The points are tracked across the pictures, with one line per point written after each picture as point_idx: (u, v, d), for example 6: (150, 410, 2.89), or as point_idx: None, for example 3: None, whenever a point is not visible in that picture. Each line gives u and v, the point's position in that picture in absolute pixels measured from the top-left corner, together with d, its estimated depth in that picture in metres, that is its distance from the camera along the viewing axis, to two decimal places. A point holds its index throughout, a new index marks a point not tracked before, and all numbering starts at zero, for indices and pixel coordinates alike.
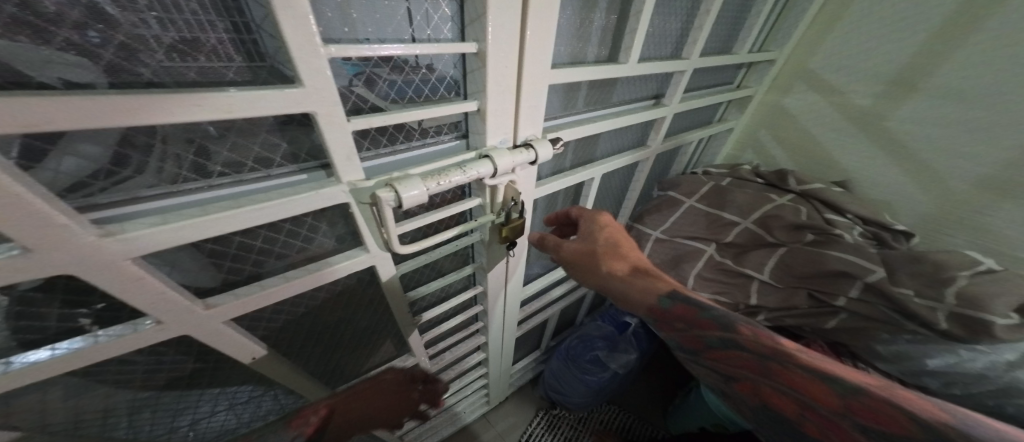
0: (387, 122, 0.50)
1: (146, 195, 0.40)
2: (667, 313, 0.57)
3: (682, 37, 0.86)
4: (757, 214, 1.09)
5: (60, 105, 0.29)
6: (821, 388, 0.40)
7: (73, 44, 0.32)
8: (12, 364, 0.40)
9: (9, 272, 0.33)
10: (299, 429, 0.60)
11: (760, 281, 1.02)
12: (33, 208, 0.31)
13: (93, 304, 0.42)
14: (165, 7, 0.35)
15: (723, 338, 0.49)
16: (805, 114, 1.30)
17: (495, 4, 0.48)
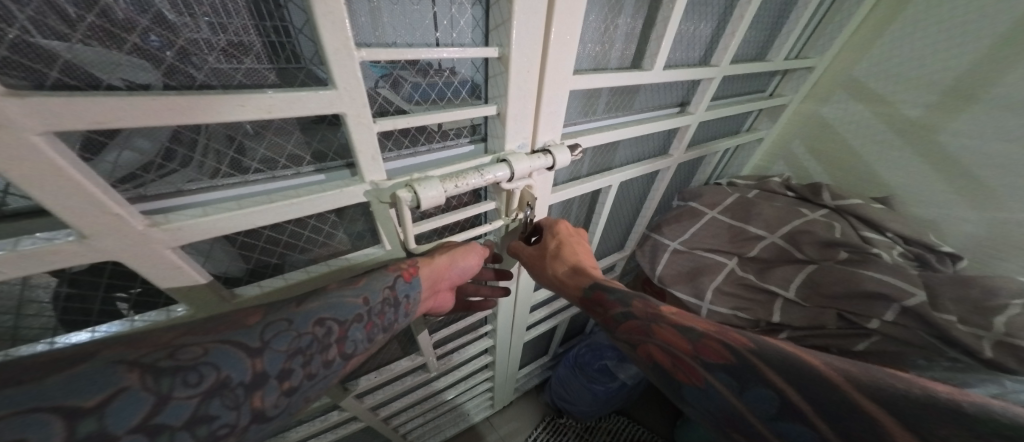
0: (411, 123, 0.51)
1: (189, 188, 0.43)
2: (590, 297, 0.59)
3: (712, 42, 0.83)
4: (786, 229, 1.04)
5: (116, 104, 0.31)
6: (679, 335, 0.43)
7: (137, 47, 0.34)
8: (56, 343, 0.43)
9: (65, 256, 0.35)
10: (396, 270, 0.58)
11: (784, 300, 0.97)
12: (94, 198, 0.34)
13: (133, 290, 0.46)
14: (217, 13, 0.37)
15: (624, 311, 0.52)
16: (845, 125, 1.22)
17: (521, 9, 0.48)
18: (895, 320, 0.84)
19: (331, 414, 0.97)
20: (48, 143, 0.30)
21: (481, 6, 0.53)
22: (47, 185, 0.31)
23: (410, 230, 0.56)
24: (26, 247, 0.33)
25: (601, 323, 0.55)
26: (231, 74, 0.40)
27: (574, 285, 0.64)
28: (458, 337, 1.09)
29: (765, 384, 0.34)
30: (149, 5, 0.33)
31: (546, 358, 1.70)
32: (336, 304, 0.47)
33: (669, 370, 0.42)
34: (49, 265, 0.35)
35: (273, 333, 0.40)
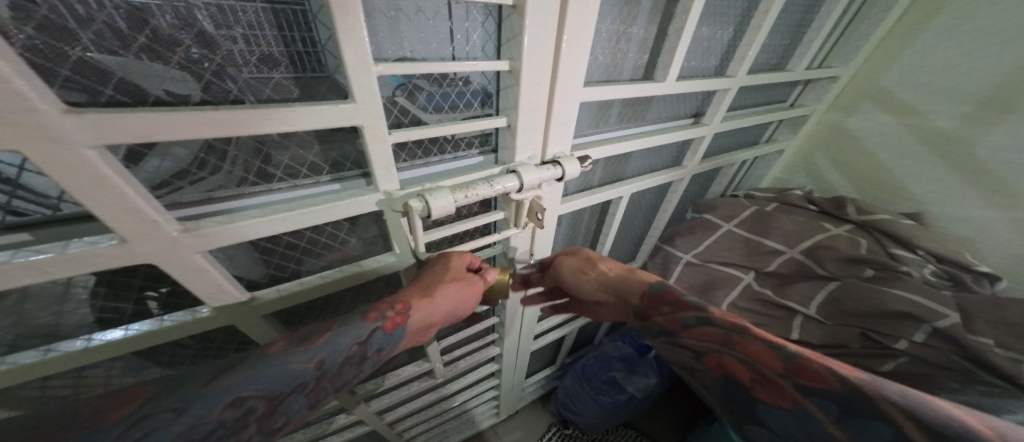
0: (424, 135, 0.53)
1: (219, 196, 0.45)
2: (645, 301, 0.56)
3: (728, 53, 0.82)
4: (806, 244, 1.00)
5: (160, 120, 0.33)
6: (772, 353, 0.39)
7: (180, 60, 0.37)
8: (93, 340, 0.46)
9: (106, 259, 0.38)
10: (377, 321, 0.51)
11: (804, 316, 0.92)
12: (133, 205, 0.36)
13: (165, 289, 0.49)
14: (251, 27, 0.39)
15: (699, 317, 0.47)
16: (873, 137, 1.17)
17: (531, 23, 0.49)
18: (926, 342, 0.78)
19: (337, 418, 0.99)
20: (98, 157, 0.33)
21: (494, 20, 0.54)
22: (92, 193, 0.34)
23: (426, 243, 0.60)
24: (73, 249, 0.36)
25: (661, 326, 0.51)
26: (261, 83, 0.42)
27: (624, 292, 0.61)
28: (466, 344, 1.09)
29: (878, 417, 0.31)
30: (179, 19, 0.36)
31: (553, 368, 1.68)
32: (269, 374, 0.40)
33: (749, 385, 0.40)
34: (89, 267, 0.38)
35: (145, 431, 0.32)
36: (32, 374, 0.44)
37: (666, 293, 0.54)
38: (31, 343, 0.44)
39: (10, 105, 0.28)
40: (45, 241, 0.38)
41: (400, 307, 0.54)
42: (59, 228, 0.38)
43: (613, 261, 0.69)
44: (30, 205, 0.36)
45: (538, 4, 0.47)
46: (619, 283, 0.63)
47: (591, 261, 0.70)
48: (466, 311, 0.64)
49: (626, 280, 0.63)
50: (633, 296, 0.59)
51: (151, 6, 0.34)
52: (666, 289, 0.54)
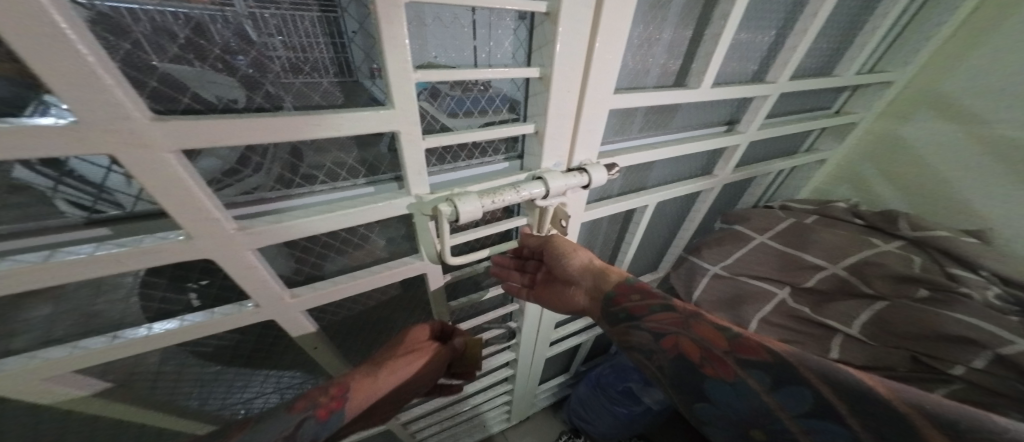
0: (455, 141, 0.54)
1: (270, 197, 0.49)
2: (616, 288, 0.56)
3: (768, 57, 0.78)
4: (851, 260, 0.93)
5: (229, 127, 0.36)
6: (720, 332, 0.42)
7: (226, 66, 0.39)
8: (153, 328, 0.49)
9: (170, 253, 0.41)
10: (305, 411, 0.49)
11: (845, 335, 0.85)
12: (201, 205, 0.40)
13: (213, 283, 0.52)
14: (289, 32, 0.40)
15: (663, 304, 0.50)
16: (929, 147, 1.08)
17: (564, 30, 0.49)
18: (985, 369, 0.72)
19: None
20: (178, 160, 0.36)
21: (526, 27, 0.54)
22: (169, 192, 0.37)
23: (457, 260, 0.61)
24: (146, 243, 0.40)
25: (626, 311, 0.52)
26: (306, 89, 0.44)
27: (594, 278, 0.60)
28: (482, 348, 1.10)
29: (803, 383, 0.34)
30: (229, 29, 0.37)
31: (567, 376, 1.66)
32: None
33: (697, 362, 0.42)
34: (154, 260, 0.41)
35: None
36: (100, 359, 0.48)
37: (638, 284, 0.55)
38: (101, 329, 0.48)
39: (108, 114, 0.31)
40: (121, 236, 0.41)
41: (335, 391, 0.52)
42: (133, 224, 0.42)
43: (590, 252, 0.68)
44: (110, 205, 0.39)
45: (571, 12, 0.47)
46: (592, 269, 0.62)
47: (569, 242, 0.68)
48: (416, 382, 0.63)
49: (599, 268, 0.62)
50: (602, 282, 0.59)
51: (203, 17, 0.35)
52: (636, 281, 0.56)
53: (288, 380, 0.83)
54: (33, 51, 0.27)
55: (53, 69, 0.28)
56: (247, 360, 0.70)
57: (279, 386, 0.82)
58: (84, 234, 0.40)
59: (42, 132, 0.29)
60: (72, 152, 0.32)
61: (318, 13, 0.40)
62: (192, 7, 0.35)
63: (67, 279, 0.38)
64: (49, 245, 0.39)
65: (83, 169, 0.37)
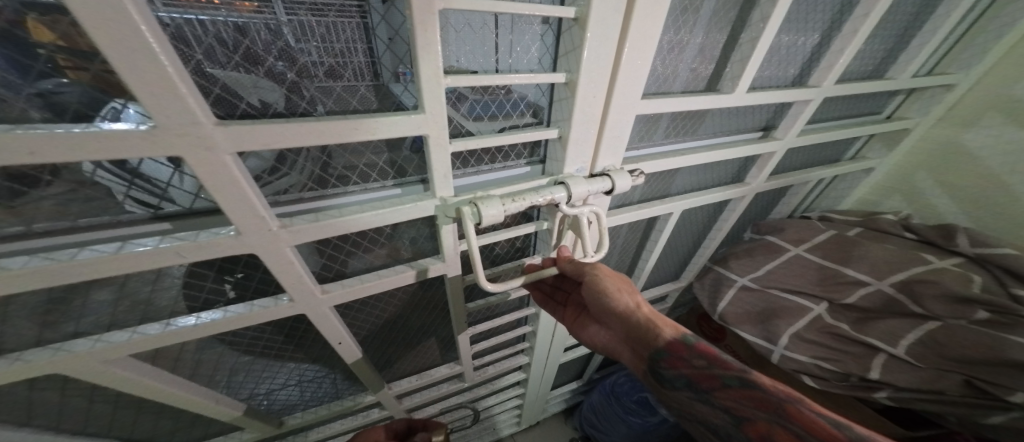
0: (482, 145, 0.55)
1: (309, 197, 0.52)
2: (673, 347, 0.55)
3: (812, 59, 0.73)
4: (898, 277, 0.85)
5: (280, 131, 0.39)
6: (814, 421, 0.41)
7: (272, 73, 0.41)
8: (201, 317, 0.54)
9: (221, 247, 0.44)
10: None
11: (888, 356, 0.80)
12: (252, 203, 0.42)
13: (253, 277, 0.56)
14: (327, 39, 0.41)
15: (737, 377, 0.49)
16: (996, 156, 0.98)
17: (594, 35, 0.48)
18: None
19: (371, 412, 1.09)
20: (233, 161, 0.39)
21: (553, 32, 0.54)
22: (225, 191, 0.40)
23: (501, 286, 0.62)
24: (204, 237, 0.43)
25: (689, 379, 0.52)
26: (344, 94, 0.46)
27: (647, 331, 0.58)
28: (496, 351, 1.11)
29: None
30: (271, 36, 0.39)
31: (580, 382, 1.65)
32: None
33: None
34: (206, 254, 0.44)
35: None
36: (157, 343, 0.53)
37: (700, 346, 0.54)
38: (157, 316, 0.53)
39: (180, 119, 0.34)
40: (181, 230, 0.45)
41: None
42: (191, 219, 0.45)
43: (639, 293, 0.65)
44: (170, 201, 0.43)
45: (602, 17, 0.47)
46: (644, 320, 0.59)
47: (619, 282, 0.64)
48: None
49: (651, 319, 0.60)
50: (656, 336, 0.57)
51: (251, 25, 0.38)
52: (696, 342, 0.55)
53: (303, 373, 0.85)
54: (124, 60, 0.29)
55: (139, 77, 0.31)
56: (262, 353, 0.73)
57: (302, 378, 0.87)
58: (149, 228, 0.44)
59: (127, 135, 0.33)
60: (146, 154, 0.35)
61: (354, 19, 0.42)
62: (239, 15, 0.37)
63: (134, 269, 0.41)
64: (121, 236, 0.43)
65: (150, 168, 0.40)
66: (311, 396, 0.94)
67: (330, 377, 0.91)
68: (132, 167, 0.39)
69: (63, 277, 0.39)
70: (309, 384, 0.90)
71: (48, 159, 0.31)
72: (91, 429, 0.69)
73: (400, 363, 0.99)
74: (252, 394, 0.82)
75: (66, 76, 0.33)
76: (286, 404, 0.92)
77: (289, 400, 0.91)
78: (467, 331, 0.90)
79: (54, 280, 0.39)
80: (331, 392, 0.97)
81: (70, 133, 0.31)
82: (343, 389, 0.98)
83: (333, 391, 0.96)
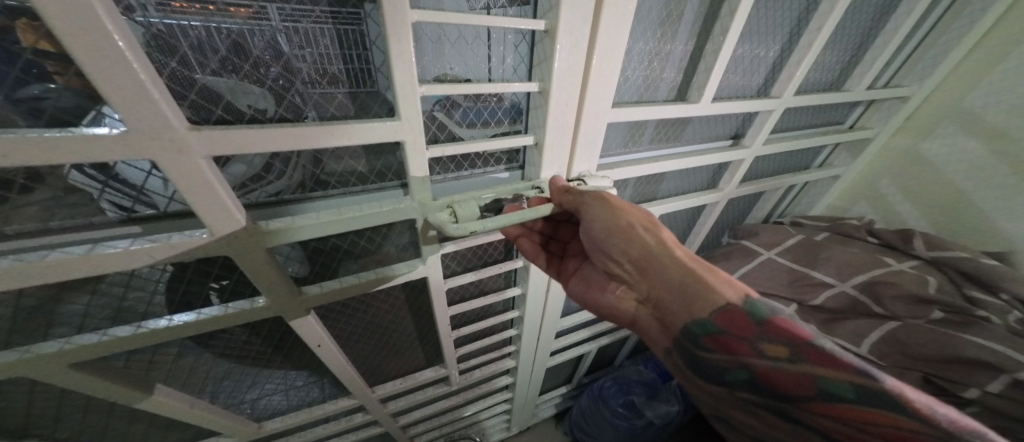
0: (459, 151, 0.57)
1: (289, 201, 0.52)
2: (726, 318, 0.40)
3: (774, 71, 0.77)
4: (861, 278, 0.89)
5: (253, 135, 0.40)
6: None
7: (261, 80, 0.43)
8: (174, 319, 0.54)
9: (197, 249, 0.45)
10: None
11: (854, 355, 0.83)
12: (227, 206, 0.43)
13: (228, 280, 0.56)
14: (316, 46, 0.44)
15: (833, 382, 0.32)
16: (952, 164, 1.03)
17: (563, 46, 0.50)
18: (1003, 393, 0.68)
19: (355, 416, 1.08)
20: (208, 164, 0.40)
21: (526, 43, 0.56)
22: (201, 195, 0.41)
23: (490, 231, 0.52)
24: (175, 239, 0.43)
25: (754, 371, 0.38)
26: (329, 104, 0.48)
27: (683, 291, 0.45)
28: (482, 355, 1.12)
29: None
30: (266, 42, 0.41)
31: (569, 386, 1.65)
32: None
33: None
34: (180, 256, 0.45)
35: None
36: (128, 345, 0.53)
37: (772, 321, 0.37)
38: (130, 319, 0.53)
39: (151, 123, 0.35)
40: (150, 233, 0.45)
41: None
42: (164, 222, 0.46)
43: (671, 237, 0.50)
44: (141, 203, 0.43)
45: (568, 27, 0.49)
46: (679, 276, 0.45)
47: (645, 228, 0.51)
48: None
49: (688, 274, 0.45)
50: (697, 303, 0.43)
51: (244, 31, 0.39)
52: (762, 316, 0.38)
53: (294, 379, 0.86)
54: (97, 67, 0.30)
55: (114, 85, 0.32)
56: (253, 360, 0.74)
57: (292, 384, 0.87)
58: (119, 231, 0.44)
59: (101, 140, 0.34)
60: (116, 157, 0.35)
61: (343, 26, 0.43)
62: (234, 21, 0.39)
63: (103, 270, 0.42)
64: (89, 239, 0.43)
65: (126, 173, 0.41)
66: (300, 402, 0.95)
67: (317, 384, 0.92)
68: (104, 171, 0.40)
69: (30, 278, 0.39)
70: (288, 390, 0.89)
71: (18, 162, 0.32)
72: (59, 436, 0.68)
73: (384, 367, 0.99)
74: (241, 400, 0.82)
75: (37, 81, 0.33)
76: (265, 410, 0.91)
77: (269, 405, 0.90)
78: (450, 334, 0.90)
79: (19, 282, 0.38)
80: (312, 398, 0.96)
81: (42, 138, 0.31)
82: (325, 394, 0.97)
83: (319, 396, 0.96)
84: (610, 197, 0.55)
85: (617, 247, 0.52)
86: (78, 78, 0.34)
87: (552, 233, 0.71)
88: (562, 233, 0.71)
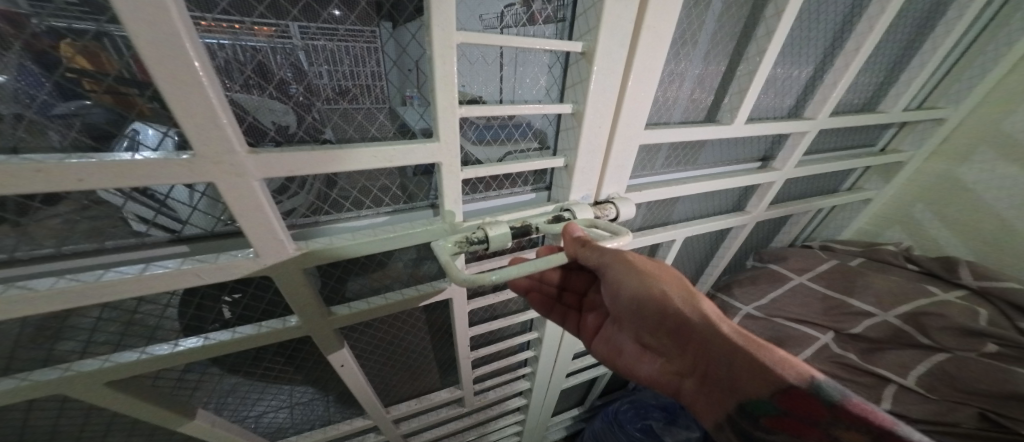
0: (490, 173, 0.57)
1: (324, 221, 0.53)
2: (785, 397, 0.37)
3: (806, 92, 0.77)
4: (904, 308, 0.85)
5: (305, 158, 0.41)
6: None
7: (283, 97, 0.42)
8: (209, 338, 0.54)
9: (243, 268, 0.46)
10: None
11: (898, 386, 0.79)
12: (271, 227, 0.43)
13: (242, 293, 0.55)
14: (334, 63, 0.42)
15: None
16: (991, 188, 1.01)
17: (599, 68, 0.51)
18: None
19: (368, 436, 1.06)
20: (259, 186, 0.40)
21: (560, 66, 0.57)
22: (249, 216, 0.42)
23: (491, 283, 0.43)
24: (223, 260, 0.44)
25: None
26: (350, 123, 0.47)
27: (735, 372, 0.40)
28: (497, 376, 1.10)
29: None
30: (287, 59, 0.40)
31: (582, 409, 1.60)
32: None
33: None
34: (225, 276, 0.45)
35: None
36: (158, 365, 0.52)
37: (835, 402, 0.35)
38: (167, 336, 0.54)
39: (216, 148, 0.36)
40: (197, 253, 0.46)
41: None
42: (209, 243, 0.46)
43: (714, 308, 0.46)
44: (171, 224, 0.43)
45: (606, 51, 0.50)
46: (729, 355, 0.41)
47: (680, 299, 0.46)
48: None
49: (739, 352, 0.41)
50: (754, 381, 0.39)
51: (267, 49, 0.39)
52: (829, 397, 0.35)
53: (300, 395, 0.84)
54: (174, 92, 0.32)
55: (188, 110, 0.33)
56: (261, 375, 0.73)
57: (297, 401, 0.85)
58: (167, 251, 0.45)
59: (168, 163, 0.35)
60: (178, 180, 0.36)
61: (368, 43, 0.43)
62: (257, 40, 0.38)
63: (152, 290, 0.42)
64: (140, 258, 0.44)
65: (167, 195, 0.42)
66: (305, 419, 0.92)
67: (322, 400, 0.89)
68: (161, 192, 0.41)
69: (83, 298, 0.39)
70: (302, 408, 0.88)
71: (92, 187, 0.33)
72: None
73: (401, 387, 0.97)
74: (245, 417, 0.80)
75: (116, 110, 0.35)
76: (277, 428, 0.89)
77: (280, 423, 0.88)
78: (470, 355, 0.88)
79: (73, 301, 0.39)
80: (325, 416, 0.94)
81: (112, 162, 0.33)
82: (339, 412, 0.95)
83: (334, 414, 0.95)
84: (634, 256, 0.50)
85: (655, 317, 0.48)
86: (152, 105, 0.36)
87: (563, 283, 0.70)
88: (573, 282, 0.70)
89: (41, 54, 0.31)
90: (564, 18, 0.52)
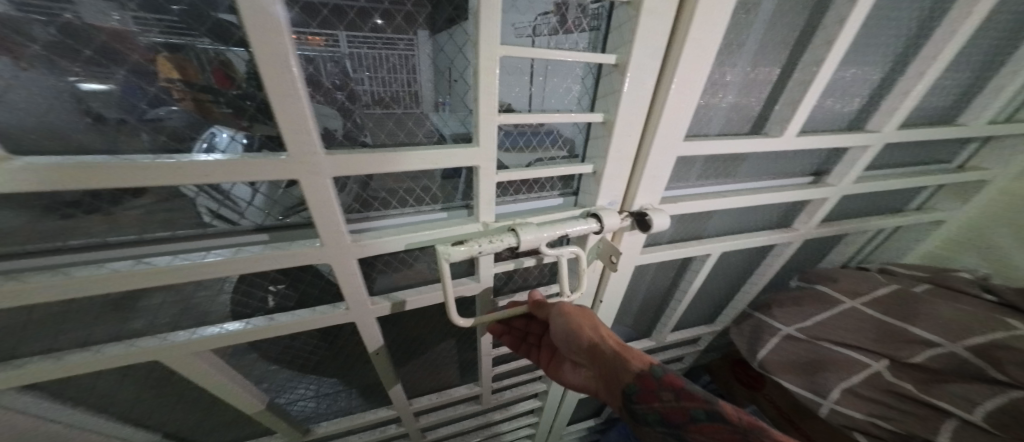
0: (521, 176, 0.58)
1: (370, 218, 0.57)
2: (644, 381, 0.54)
3: (871, 101, 0.71)
4: (978, 340, 0.76)
5: (370, 160, 0.45)
6: None
7: (331, 103, 0.45)
8: (275, 318, 0.60)
9: (296, 259, 0.50)
10: None
11: (961, 422, 0.73)
12: (335, 219, 0.48)
13: (290, 279, 0.60)
14: (375, 70, 0.45)
15: (709, 411, 0.49)
16: None
17: (631, 78, 0.51)
18: None
19: (389, 427, 1.10)
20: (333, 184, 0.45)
21: (591, 77, 0.57)
22: (323, 210, 0.46)
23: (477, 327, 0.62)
24: (296, 247, 0.49)
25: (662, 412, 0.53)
26: (390, 127, 0.50)
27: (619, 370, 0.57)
28: (515, 376, 1.11)
29: None
30: (332, 67, 0.43)
31: (599, 419, 1.57)
32: None
33: None
34: (280, 265, 0.50)
35: None
36: (223, 341, 0.58)
37: (667, 377, 0.54)
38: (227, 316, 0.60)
39: (302, 148, 0.41)
40: (276, 240, 0.51)
41: None
42: (287, 232, 0.52)
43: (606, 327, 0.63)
44: (244, 217, 0.49)
45: (638, 63, 0.49)
46: (616, 361, 0.57)
47: (589, 327, 0.61)
48: None
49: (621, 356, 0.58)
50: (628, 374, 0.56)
51: (318, 57, 0.41)
52: (664, 372, 0.54)
53: (331, 382, 0.89)
54: (279, 103, 0.37)
55: (287, 117, 0.38)
56: (301, 360, 0.78)
57: (329, 387, 0.91)
58: (252, 238, 0.51)
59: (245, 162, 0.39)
60: (247, 177, 0.40)
61: (404, 51, 0.45)
62: (309, 49, 0.41)
63: (232, 271, 0.48)
64: (228, 243, 0.50)
65: (237, 191, 0.47)
66: (334, 407, 0.98)
67: (351, 389, 0.94)
68: (226, 188, 0.46)
69: (175, 274, 0.45)
70: (334, 394, 0.94)
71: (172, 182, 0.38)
72: (143, 417, 0.75)
73: (423, 381, 1.01)
74: (282, 400, 0.86)
75: (197, 115, 0.40)
76: (311, 412, 0.95)
77: (309, 410, 0.94)
78: (492, 353, 0.90)
79: (166, 278, 0.45)
80: (353, 404, 0.99)
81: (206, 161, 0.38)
82: (366, 401, 1.00)
83: (362, 403, 1.00)
84: (565, 302, 0.65)
85: (574, 343, 0.61)
86: (224, 110, 0.40)
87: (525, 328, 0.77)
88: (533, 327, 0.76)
89: (141, 67, 0.36)
90: (597, 28, 0.52)
